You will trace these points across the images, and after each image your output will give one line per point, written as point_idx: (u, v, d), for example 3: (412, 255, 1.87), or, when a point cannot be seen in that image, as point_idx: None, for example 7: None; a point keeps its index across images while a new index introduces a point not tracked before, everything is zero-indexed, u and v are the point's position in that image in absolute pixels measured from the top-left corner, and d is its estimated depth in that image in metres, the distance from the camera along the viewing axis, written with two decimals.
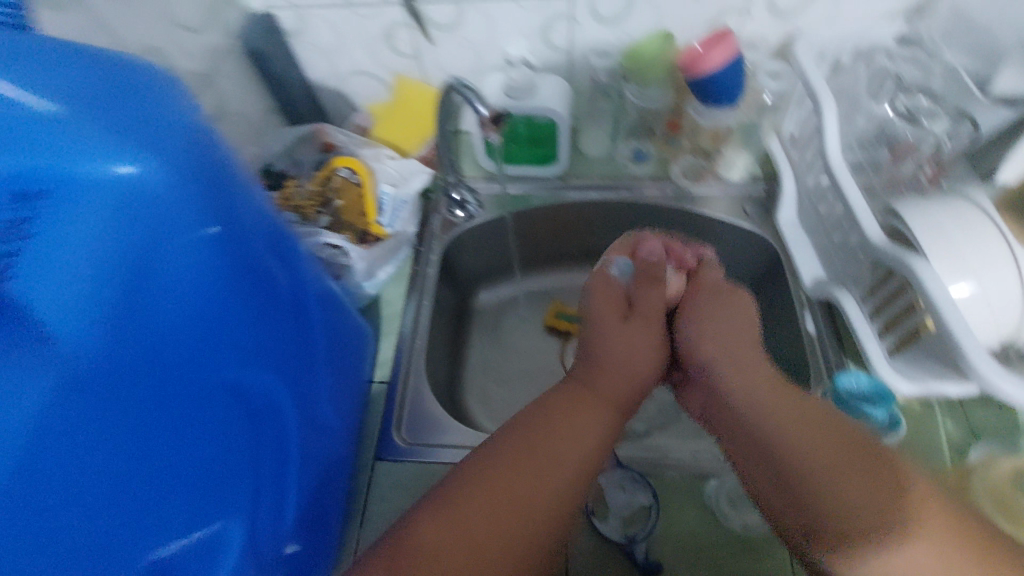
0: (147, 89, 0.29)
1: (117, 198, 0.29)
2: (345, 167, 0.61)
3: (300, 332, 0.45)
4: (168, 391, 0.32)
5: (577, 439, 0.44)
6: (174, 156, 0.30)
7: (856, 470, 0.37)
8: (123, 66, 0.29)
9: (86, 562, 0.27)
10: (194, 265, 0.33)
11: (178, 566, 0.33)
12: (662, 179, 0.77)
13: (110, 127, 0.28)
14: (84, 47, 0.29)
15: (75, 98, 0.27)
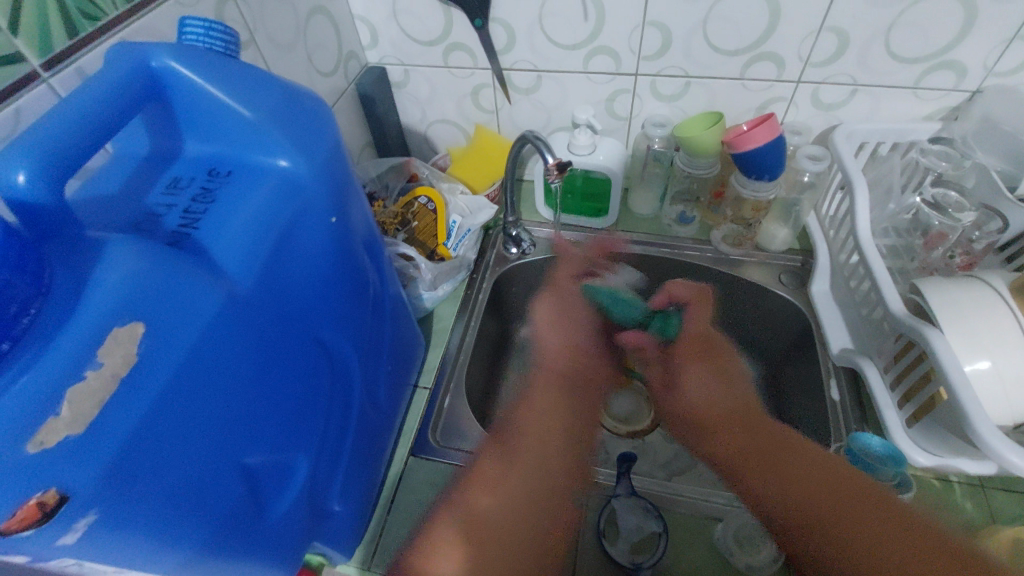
0: (311, 111, 0.40)
1: (278, 185, 0.39)
2: (424, 195, 0.71)
3: (374, 322, 0.52)
4: (286, 336, 0.39)
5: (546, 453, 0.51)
6: (323, 159, 0.40)
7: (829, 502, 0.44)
8: (297, 93, 0.40)
9: (206, 455, 0.32)
10: (319, 243, 0.42)
11: (262, 484, 0.37)
12: (704, 242, 0.85)
13: (283, 133, 0.39)
14: (273, 76, 0.40)
15: (263, 111, 0.38)
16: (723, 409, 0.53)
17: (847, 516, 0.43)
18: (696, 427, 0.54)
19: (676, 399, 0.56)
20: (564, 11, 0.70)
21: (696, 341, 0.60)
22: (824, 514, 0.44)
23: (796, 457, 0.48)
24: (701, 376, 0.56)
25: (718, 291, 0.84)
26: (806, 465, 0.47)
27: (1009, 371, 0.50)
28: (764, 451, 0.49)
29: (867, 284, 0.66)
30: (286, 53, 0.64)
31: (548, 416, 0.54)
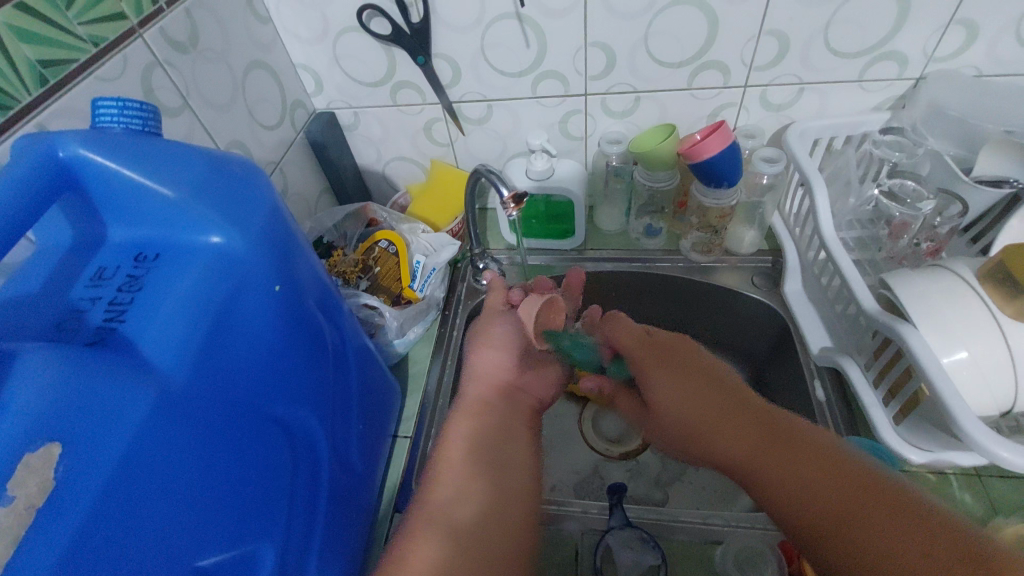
0: (241, 181, 0.39)
1: (211, 260, 0.37)
2: (384, 239, 0.69)
3: (338, 382, 0.50)
4: (236, 418, 0.37)
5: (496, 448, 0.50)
6: (259, 227, 0.38)
7: (823, 489, 0.39)
8: (226, 162, 0.39)
9: (146, 567, 0.29)
10: (265, 314, 0.40)
11: None
12: (674, 252, 0.84)
13: (211, 208, 0.37)
14: (198, 147, 0.38)
15: (188, 187, 0.36)
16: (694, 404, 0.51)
17: (824, 489, 0.39)
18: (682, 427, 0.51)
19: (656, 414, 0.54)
20: (505, 41, 0.69)
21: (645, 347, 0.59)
22: (809, 501, 0.40)
23: (793, 451, 0.43)
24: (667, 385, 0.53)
25: (694, 300, 0.83)
26: (789, 452, 0.43)
27: (986, 359, 0.49)
28: (771, 453, 0.43)
29: (838, 281, 0.65)
30: (224, 113, 0.62)
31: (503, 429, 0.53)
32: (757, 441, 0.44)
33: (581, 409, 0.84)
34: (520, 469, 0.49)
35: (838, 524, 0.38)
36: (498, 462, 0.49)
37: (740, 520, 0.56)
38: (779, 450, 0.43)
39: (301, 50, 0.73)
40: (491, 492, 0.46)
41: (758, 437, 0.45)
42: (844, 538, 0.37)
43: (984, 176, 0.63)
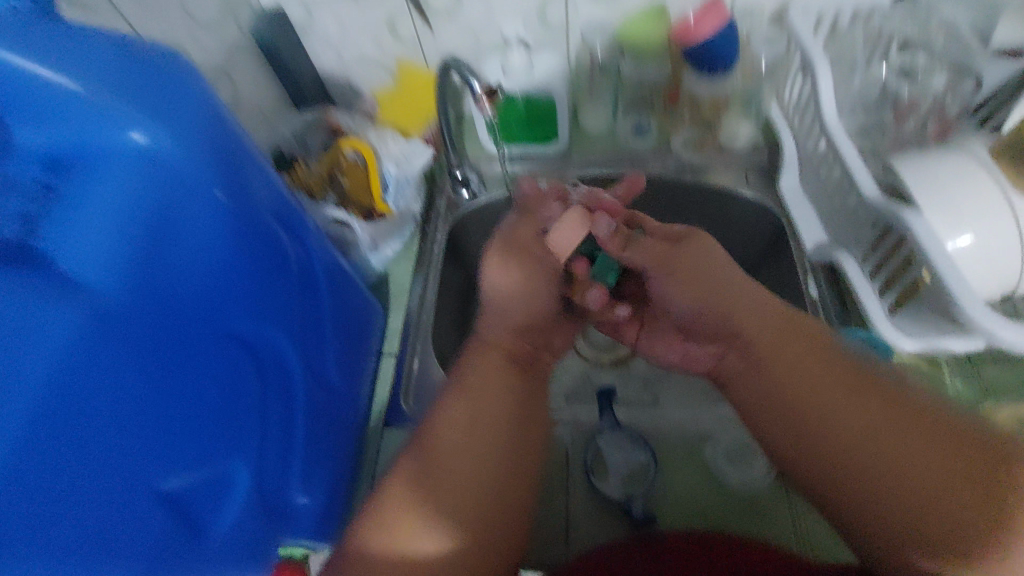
0: (162, 73, 0.34)
1: (134, 162, 0.33)
2: (350, 148, 0.63)
3: (307, 300, 0.48)
4: (186, 332, 0.36)
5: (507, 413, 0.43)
6: (188, 128, 0.35)
7: (887, 428, 0.37)
8: (138, 50, 0.34)
9: (93, 476, 0.30)
10: (207, 225, 0.37)
11: (185, 492, 0.35)
12: (664, 153, 0.79)
13: (125, 99, 0.32)
14: (102, 32, 0.33)
15: (92, 75, 0.31)
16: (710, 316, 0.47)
17: (895, 435, 0.36)
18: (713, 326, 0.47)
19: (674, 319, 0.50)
20: None
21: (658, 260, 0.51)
22: (876, 447, 0.36)
23: (850, 391, 0.39)
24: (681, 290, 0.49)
25: (685, 203, 0.79)
26: (859, 391, 0.39)
27: (993, 239, 0.46)
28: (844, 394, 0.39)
29: (838, 172, 0.61)
30: None
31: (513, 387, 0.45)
32: (825, 376, 0.40)
33: None
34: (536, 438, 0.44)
35: (903, 480, 0.35)
36: (511, 432, 0.42)
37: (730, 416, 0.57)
38: (849, 385, 0.39)
39: None
40: (495, 472, 0.40)
41: (826, 372, 0.40)
42: (897, 487, 0.35)
43: (1002, 46, 0.58)
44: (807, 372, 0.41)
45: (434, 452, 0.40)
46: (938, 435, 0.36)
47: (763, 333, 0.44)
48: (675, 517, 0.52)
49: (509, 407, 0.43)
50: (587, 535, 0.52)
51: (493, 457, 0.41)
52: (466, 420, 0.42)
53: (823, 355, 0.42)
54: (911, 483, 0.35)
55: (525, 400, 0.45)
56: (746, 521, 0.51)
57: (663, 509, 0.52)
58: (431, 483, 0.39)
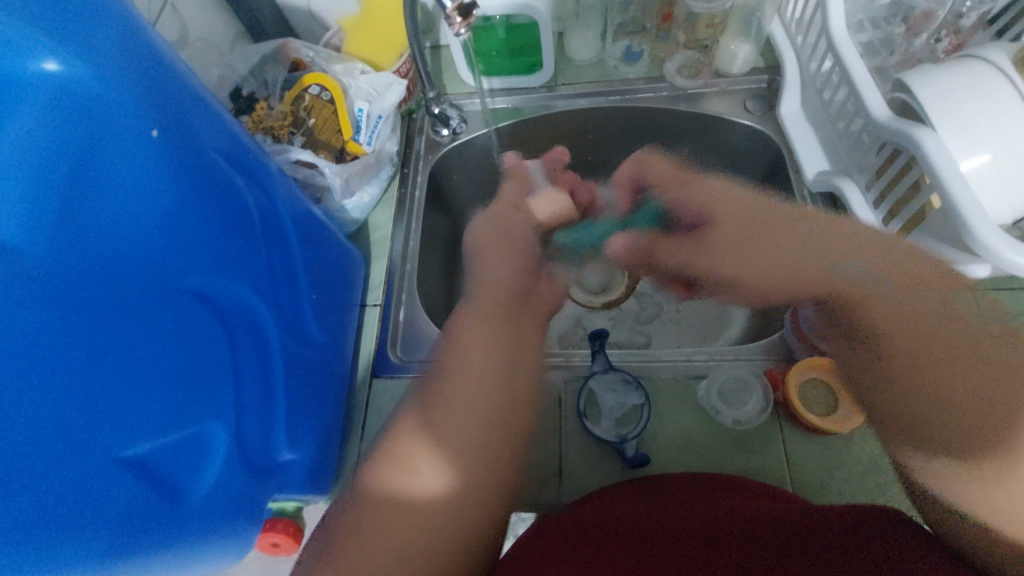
0: None
1: (48, 96, 0.28)
2: (315, 83, 0.58)
3: (273, 250, 0.45)
4: (141, 288, 0.33)
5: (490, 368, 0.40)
6: (113, 55, 0.30)
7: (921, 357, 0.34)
8: None
9: (45, 452, 0.27)
10: (150, 171, 0.33)
11: (156, 458, 0.33)
12: (657, 80, 0.73)
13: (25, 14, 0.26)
14: None
15: None
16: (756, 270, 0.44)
17: (941, 364, 0.33)
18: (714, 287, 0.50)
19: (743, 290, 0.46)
20: None
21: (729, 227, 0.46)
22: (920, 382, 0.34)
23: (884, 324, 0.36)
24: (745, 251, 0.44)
25: (677, 134, 0.75)
26: (906, 323, 0.35)
27: (1007, 158, 0.43)
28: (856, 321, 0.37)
29: (842, 93, 0.57)
30: None
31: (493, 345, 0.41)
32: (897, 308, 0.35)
33: None
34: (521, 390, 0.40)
35: (951, 410, 0.33)
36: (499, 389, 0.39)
37: (724, 353, 0.56)
38: (903, 317, 0.35)
39: None
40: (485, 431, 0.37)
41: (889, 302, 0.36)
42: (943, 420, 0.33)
43: None
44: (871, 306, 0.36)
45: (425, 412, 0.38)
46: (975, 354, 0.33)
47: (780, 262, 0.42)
48: (667, 457, 0.52)
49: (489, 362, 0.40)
50: (582, 474, 0.52)
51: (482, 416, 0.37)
52: (479, 367, 0.39)
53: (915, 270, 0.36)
54: (954, 409, 0.33)
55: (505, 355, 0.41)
56: (739, 457, 0.51)
57: (655, 449, 0.52)
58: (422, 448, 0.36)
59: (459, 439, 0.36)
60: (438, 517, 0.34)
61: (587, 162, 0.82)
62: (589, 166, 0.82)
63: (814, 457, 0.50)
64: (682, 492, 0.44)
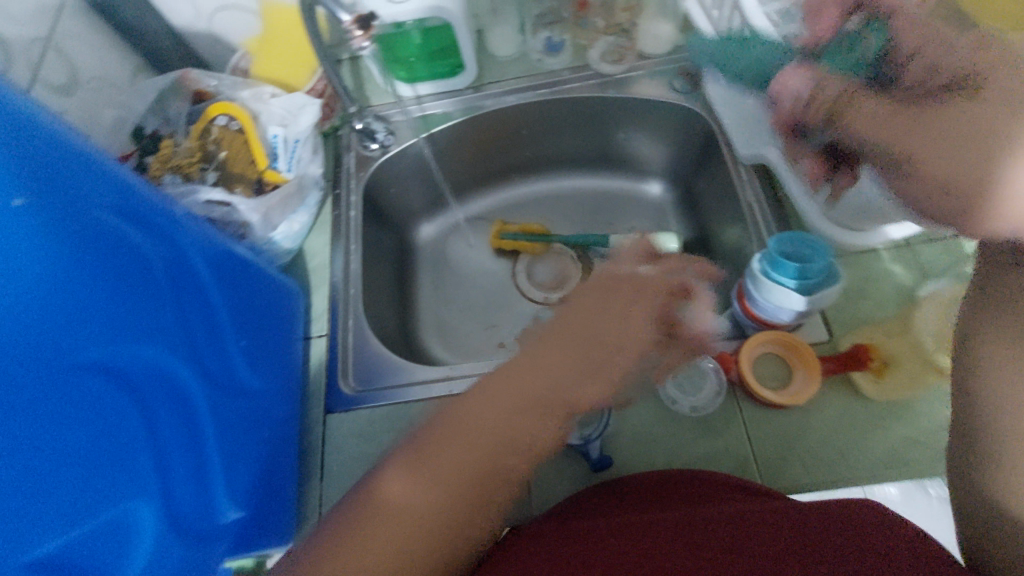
0: None
1: None
2: (222, 115, 0.55)
3: (186, 301, 0.42)
4: (39, 375, 0.30)
5: (469, 425, 0.38)
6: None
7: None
8: None
9: None
10: (31, 248, 0.30)
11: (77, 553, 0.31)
12: (583, 68, 0.72)
13: None
14: None
15: None
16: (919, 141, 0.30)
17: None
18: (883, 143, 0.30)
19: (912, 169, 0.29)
20: None
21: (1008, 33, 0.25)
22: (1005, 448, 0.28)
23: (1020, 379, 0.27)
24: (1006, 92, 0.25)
25: (609, 121, 0.75)
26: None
27: None
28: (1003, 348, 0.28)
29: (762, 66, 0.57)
30: None
31: (488, 411, 0.39)
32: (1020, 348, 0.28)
33: (513, 263, 0.81)
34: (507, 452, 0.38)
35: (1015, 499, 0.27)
36: (472, 443, 0.38)
37: None
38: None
39: None
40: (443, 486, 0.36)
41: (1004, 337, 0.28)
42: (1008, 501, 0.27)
43: None
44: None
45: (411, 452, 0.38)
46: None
47: None
48: (632, 452, 0.51)
49: (479, 420, 0.38)
50: (550, 483, 0.51)
51: (444, 470, 0.37)
52: (464, 432, 0.38)
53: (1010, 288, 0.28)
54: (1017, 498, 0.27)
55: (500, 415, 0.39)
56: (703, 441, 0.51)
57: (619, 447, 0.51)
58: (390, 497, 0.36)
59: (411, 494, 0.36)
60: (388, 531, 0.35)
61: (525, 159, 0.81)
62: (529, 163, 0.81)
63: (775, 432, 0.51)
64: (634, 497, 0.44)
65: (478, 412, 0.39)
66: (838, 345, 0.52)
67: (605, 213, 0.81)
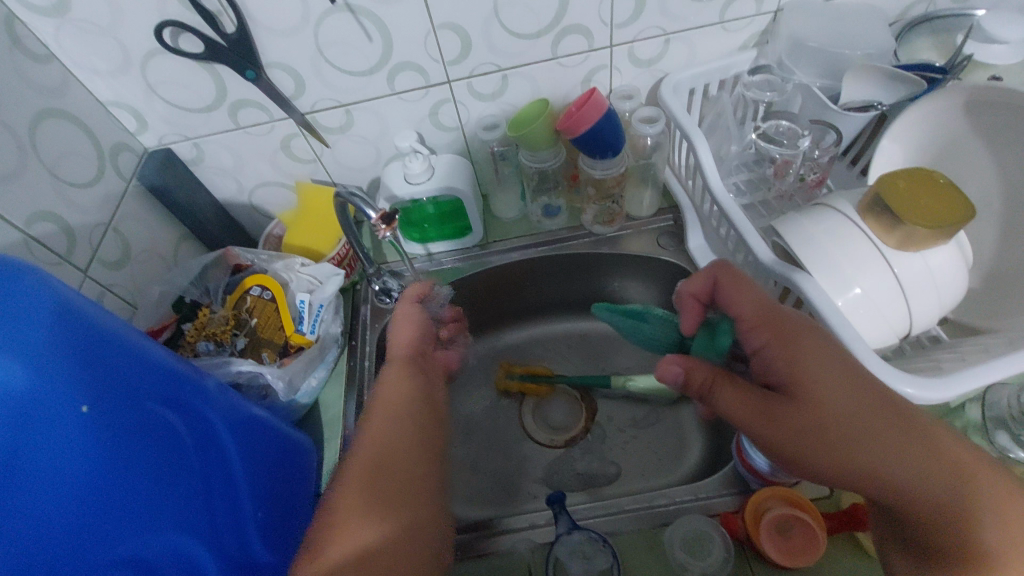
0: (11, 288, 0.33)
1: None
2: (256, 284, 0.62)
3: (211, 471, 0.45)
4: (69, 552, 0.33)
5: (404, 408, 0.56)
6: (28, 331, 0.33)
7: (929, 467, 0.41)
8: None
9: None
10: (71, 443, 0.34)
11: None
12: (577, 228, 0.81)
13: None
14: None
15: None
16: (749, 406, 0.45)
17: (933, 473, 0.41)
18: (750, 416, 0.45)
19: (731, 405, 0.46)
20: (343, 38, 0.62)
21: (764, 321, 0.48)
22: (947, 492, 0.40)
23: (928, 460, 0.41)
24: (737, 391, 0.46)
25: (606, 270, 0.82)
26: (921, 445, 0.41)
27: (879, 296, 0.48)
28: (908, 448, 0.41)
29: (733, 233, 0.64)
30: (7, 184, 0.52)
31: (414, 393, 0.58)
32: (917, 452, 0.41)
33: (519, 404, 0.83)
34: (427, 419, 0.56)
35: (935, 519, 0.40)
36: (408, 414, 0.55)
37: (685, 495, 0.58)
38: (917, 446, 0.41)
39: (106, 85, 0.63)
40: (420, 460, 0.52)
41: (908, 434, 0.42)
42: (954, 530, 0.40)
43: (854, 102, 0.61)
44: (911, 455, 0.41)
45: (378, 446, 0.51)
46: (953, 468, 0.41)
47: (833, 377, 0.43)
48: None
49: (410, 397, 0.57)
50: None
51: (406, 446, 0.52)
52: (400, 406, 0.56)
53: (898, 438, 0.41)
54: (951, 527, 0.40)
55: (427, 393, 0.59)
56: None
57: None
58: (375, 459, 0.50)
59: (387, 476, 0.49)
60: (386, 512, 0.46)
61: (526, 302, 0.87)
62: (531, 306, 0.87)
63: None
64: None
65: (406, 393, 0.58)
66: (839, 500, 0.53)
67: (603, 352, 0.86)
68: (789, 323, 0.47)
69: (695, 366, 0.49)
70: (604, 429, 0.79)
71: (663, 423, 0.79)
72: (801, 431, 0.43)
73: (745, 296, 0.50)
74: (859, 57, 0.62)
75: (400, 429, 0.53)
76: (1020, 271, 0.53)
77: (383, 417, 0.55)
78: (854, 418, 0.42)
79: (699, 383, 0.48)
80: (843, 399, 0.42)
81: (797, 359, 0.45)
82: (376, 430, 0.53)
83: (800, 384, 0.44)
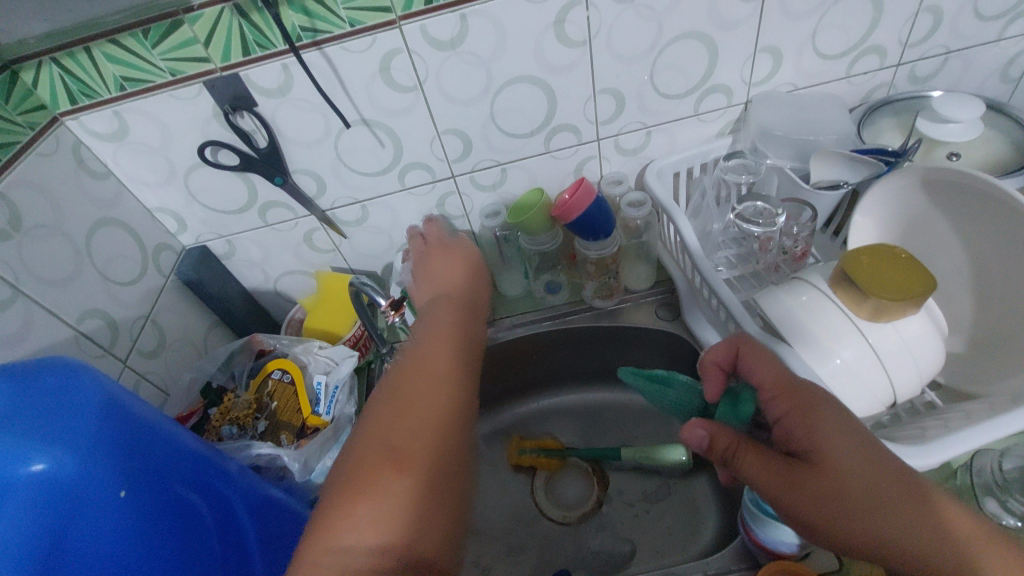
0: (69, 385, 0.38)
1: (48, 493, 0.35)
2: (277, 368, 0.67)
3: (229, 551, 0.48)
4: None
5: (425, 361, 0.48)
6: (80, 424, 0.37)
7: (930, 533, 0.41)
8: (46, 367, 0.37)
9: None
10: (106, 527, 0.38)
11: None
12: (578, 302, 0.86)
13: (37, 435, 0.35)
14: (34, 359, 0.38)
15: (18, 422, 0.35)
16: (770, 472, 0.44)
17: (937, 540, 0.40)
18: (769, 482, 0.44)
19: (752, 472, 0.45)
20: (359, 146, 0.70)
21: (785, 391, 0.47)
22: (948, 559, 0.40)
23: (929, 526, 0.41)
24: (759, 457, 0.45)
25: (608, 342, 0.85)
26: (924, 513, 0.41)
27: (859, 365, 0.50)
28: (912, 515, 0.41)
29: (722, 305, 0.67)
30: (64, 287, 0.59)
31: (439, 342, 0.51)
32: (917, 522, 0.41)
33: (531, 477, 0.84)
34: (447, 364, 0.48)
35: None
36: (427, 366, 0.48)
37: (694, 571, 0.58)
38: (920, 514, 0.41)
39: (153, 194, 0.72)
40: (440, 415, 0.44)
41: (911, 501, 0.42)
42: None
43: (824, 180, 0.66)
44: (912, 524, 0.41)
45: (394, 402, 0.44)
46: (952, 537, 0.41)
47: (847, 444, 0.43)
48: None
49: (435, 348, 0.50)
50: None
51: (420, 403, 0.44)
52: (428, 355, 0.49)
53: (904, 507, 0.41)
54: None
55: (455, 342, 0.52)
56: None
57: None
58: (386, 421, 0.43)
59: (397, 436, 0.42)
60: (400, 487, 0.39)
61: (532, 376, 0.90)
62: (538, 379, 0.90)
63: None
64: None
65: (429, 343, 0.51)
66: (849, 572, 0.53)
67: (612, 422, 0.88)
68: (808, 390, 0.47)
69: (721, 430, 0.47)
70: (617, 502, 0.79)
71: (675, 494, 0.78)
72: (817, 497, 0.42)
73: (764, 367, 0.50)
74: (823, 141, 0.68)
75: (422, 380, 0.46)
76: (999, 337, 0.55)
77: (403, 368, 0.48)
78: (865, 485, 0.42)
79: (724, 446, 0.46)
80: (857, 466, 0.42)
81: (816, 430, 0.44)
82: (393, 383, 0.46)
83: (819, 452, 0.43)
